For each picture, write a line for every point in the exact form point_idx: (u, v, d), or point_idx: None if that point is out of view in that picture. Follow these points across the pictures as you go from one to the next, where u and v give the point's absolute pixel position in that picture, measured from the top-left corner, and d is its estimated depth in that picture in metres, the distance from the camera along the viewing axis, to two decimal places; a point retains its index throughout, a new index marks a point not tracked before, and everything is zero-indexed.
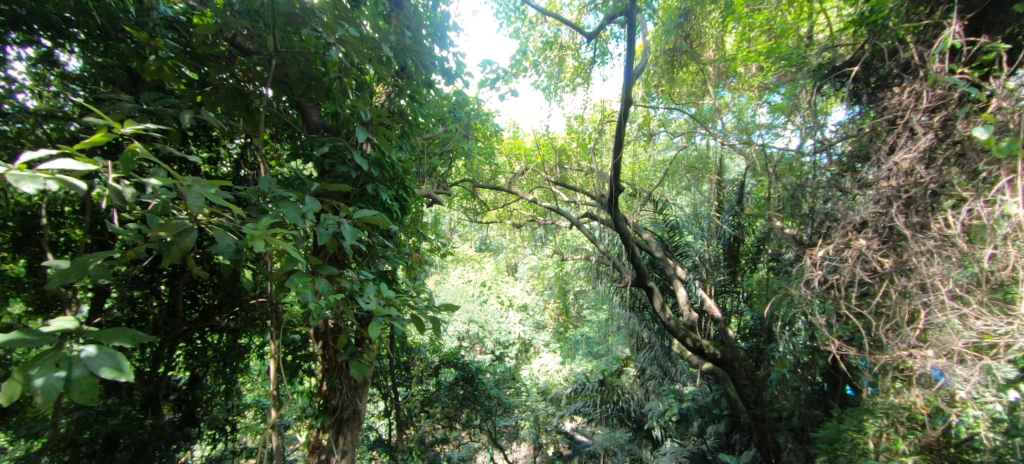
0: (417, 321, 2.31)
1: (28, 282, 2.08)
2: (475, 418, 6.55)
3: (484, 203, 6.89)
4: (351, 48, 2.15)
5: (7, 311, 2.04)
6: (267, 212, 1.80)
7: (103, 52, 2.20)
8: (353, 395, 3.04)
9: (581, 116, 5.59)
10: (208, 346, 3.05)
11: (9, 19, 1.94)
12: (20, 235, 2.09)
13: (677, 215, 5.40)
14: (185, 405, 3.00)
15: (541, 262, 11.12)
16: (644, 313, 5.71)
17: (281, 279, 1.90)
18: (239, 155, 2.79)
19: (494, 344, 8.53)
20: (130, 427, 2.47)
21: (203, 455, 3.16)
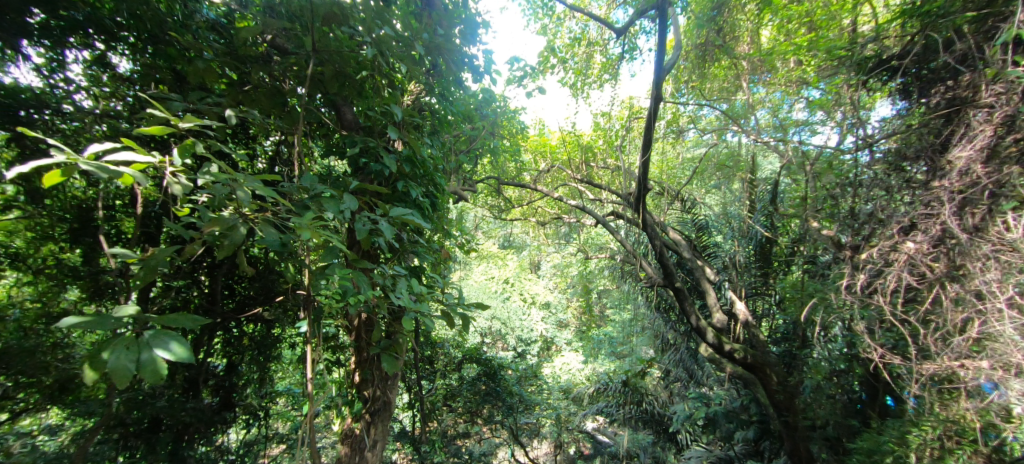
0: (446, 316, 2.34)
1: (84, 273, 2.22)
2: (497, 414, 6.59)
3: (508, 200, 6.93)
4: (384, 46, 2.20)
5: (64, 298, 2.20)
6: (307, 207, 1.83)
7: (153, 53, 2.28)
8: (383, 387, 3.09)
9: (608, 113, 5.47)
10: (244, 335, 3.15)
11: (68, 24, 2.04)
12: (77, 226, 2.21)
13: (706, 214, 5.27)
14: (222, 390, 3.10)
15: (564, 259, 11.03)
16: (671, 314, 5.63)
17: (318, 272, 1.95)
18: (274, 151, 2.85)
19: (516, 340, 8.58)
20: (173, 409, 2.59)
21: (238, 440, 3.26)
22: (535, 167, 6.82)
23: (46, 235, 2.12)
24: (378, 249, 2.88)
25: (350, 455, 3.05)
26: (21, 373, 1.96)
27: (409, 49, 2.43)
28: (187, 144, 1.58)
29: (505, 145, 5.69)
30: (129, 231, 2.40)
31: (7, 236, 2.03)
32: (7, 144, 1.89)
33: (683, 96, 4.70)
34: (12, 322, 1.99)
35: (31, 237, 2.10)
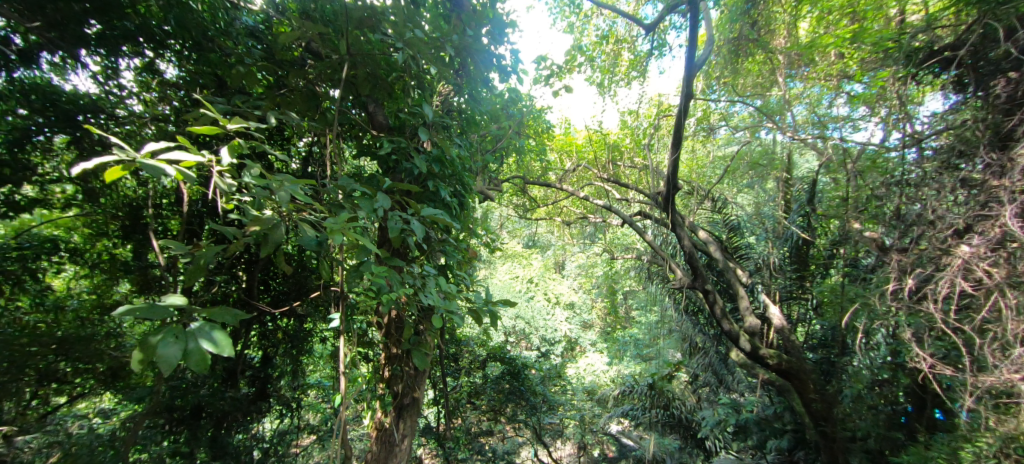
0: (475, 314, 2.36)
1: (132, 266, 2.67)
2: (520, 414, 6.55)
3: (534, 200, 6.90)
4: (414, 49, 2.22)
5: (116, 289, 2.65)
6: (342, 208, 1.88)
7: (196, 58, 2.44)
8: (412, 384, 3.33)
9: (636, 111, 5.39)
10: (277, 328, 3.29)
11: (121, 33, 2.25)
12: (129, 223, 2.64)
13: (738, 215, 5.10)
14: (258, 380, 3.27)
15: (589, 259, 10.89)
16: (699, 317, 5.50)
17: (351, 271, 2.00)
18: (308, 152, 2.92)
19: (540, 340, 8.52)
20: (212, 398, 2.86)
21: (272, 429, 3.38)
22: (561, 166, 6.76)
23: (99, 232, 2.58)
24: (408, 247, 2.92)
25: (381, 447, 3.29)
26: (80, 358, 2.32)
27: (438, 50, 2.42)
28: (234, 146, 1.68)
29: (530, 144, 5.66)
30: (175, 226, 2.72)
31: (68, 232, 2.52)
32: (68, 147, 2.27)
33: (714, 92, 4.57)
34: (71, 312, 2.44)
35: (88, 234, 2.58)
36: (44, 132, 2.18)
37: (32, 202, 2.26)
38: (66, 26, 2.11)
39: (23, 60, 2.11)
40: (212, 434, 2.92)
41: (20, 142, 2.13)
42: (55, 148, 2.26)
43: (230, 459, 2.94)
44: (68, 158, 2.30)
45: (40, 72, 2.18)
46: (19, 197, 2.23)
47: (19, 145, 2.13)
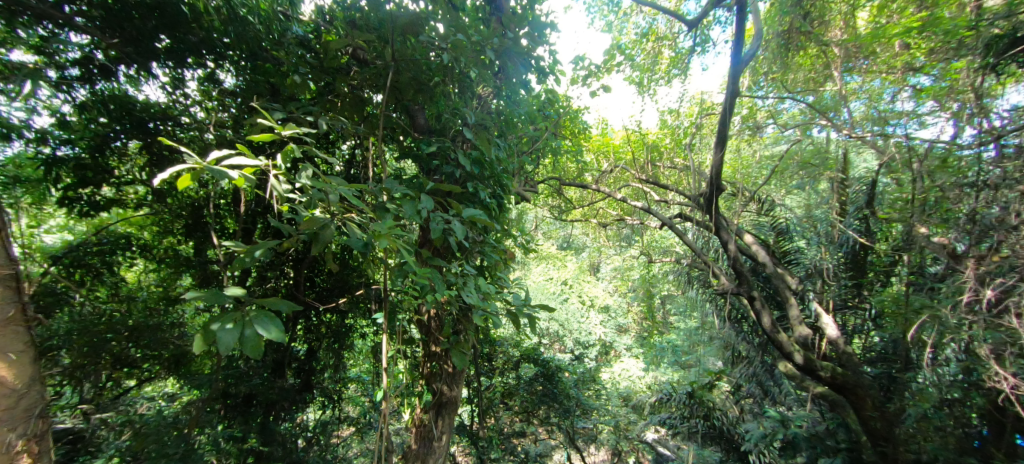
0: (515, 315, 2.38)
1: (192, 260, 3.41)
2: (553, 416, 6.47)
3: (569, 201, 6.82)
4: (460, 52, 2.39)
5: (179, 282, 3.45)
6: (387, 211, 2.01)
7: (252, 68, 2.98)
8: (451, 383, 3.52)
9: (676, 110, 5.18)
10: (321, 323, 3.90)
11: (188, 46, 2.82)
12: (190, 223, 3.40)
13: (786, 218, 4.83)
14: (303, 373, 3.89)
15: (625, 262, 10.66)
16: (742, 324, 5.30)
17: (397, 270, 2.19)
18: (351, 156, 3.13)
19: (574, 343, 8.41)
20: (263, 388, 3.37)
21: (315, 419, 3.93)
22: (597, 167, 6.65)
23: (167, 230, 3.41)
24: (449, 248, 3.03)
25: (420, 442, 3.56)
26: (148, 346, 3.10)
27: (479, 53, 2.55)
28: (289, 149, 1.99)
29: (567, 145, 5.61)
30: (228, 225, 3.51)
31: (139, 229, 3.41)
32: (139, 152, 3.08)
33: (761, 89, 4.46)
34: (143, 300, 3.27)
35: (157, 232, 3.44)
36: (120, 137, 2.97)
37: (108, 201, 3.16)
38: (143, 44, 2.72)
39: (105, 75, 2.82)
40: (263, 420, 3.38)
41: (100, 147, 2.94)
42: (129, 152, 3.08)
43: (277, 445, 3.35)
44: (138, 162, 3.12)
45: (117, 84, 2.90)
46: (101, 197, 3.13)
47: (99, 150, 2.96)
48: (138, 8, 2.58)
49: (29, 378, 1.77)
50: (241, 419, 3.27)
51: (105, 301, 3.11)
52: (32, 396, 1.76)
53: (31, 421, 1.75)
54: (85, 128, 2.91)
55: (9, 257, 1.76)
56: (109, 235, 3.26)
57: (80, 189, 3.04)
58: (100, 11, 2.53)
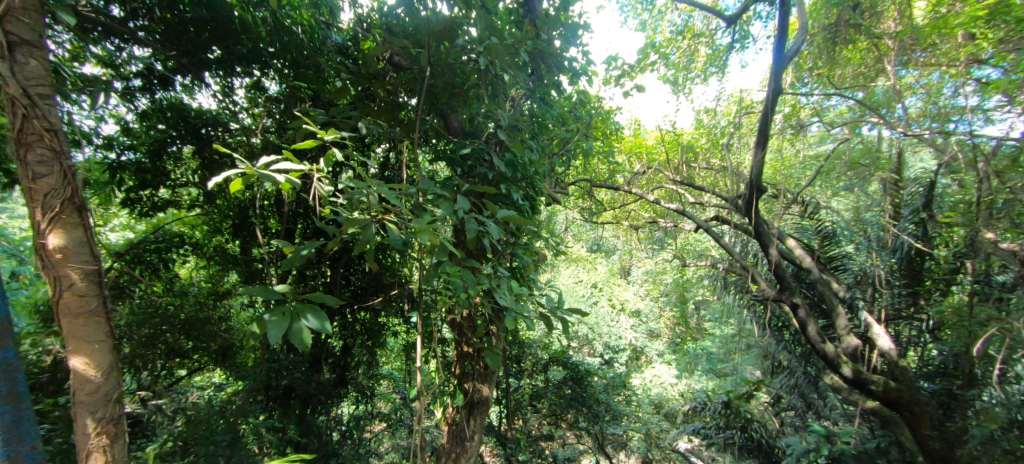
0: (548, 317, 2.48)
1: (239, 258, 3.59)
2: (582, 421, 6.33)
3: (600, 203, 6.72)
4: (493, 54, 2.43)
5: (226, 279, 3.62)
6: (425, 210, 2.20)
7: (294, 76, 3.24)
8: (486, 383, 3.61)
9: (712, 110, 4.94)
10: (356, 321, 3.96)
11: (238, 57, 3.06)
12: (237, 222, 3.57)
13: (833, 221, 4.60)
14: (338, 368, 4.03)
15: (657, 265, 10.42)
16: (784, 332, 5.07)
17: (432, 270, 2.31)
18: (386, 159, 3.24)
19: (603, 347, 8.27)
20: (302, 381, 3.55)
21: (349, 414, 4.06)
22: (629, 168, 6.51)
23: (217, 229, 3.58)
24: (482, 250, 3.05)
25: (453, 441, 3.61)
26: (198, 337, 3.27)
27: (514, 56, 2.66)
28: (329, 155, 2.26)
29: (599, 146, 5.50)
30: (273, 225, 3.64)
31: (191, 230, 3.54)
32: (192, 156, 3.29)
33: (805, 85, 4.22)
34: (195, 295, 3.43)
35: (207, 232, 3.58)
36: (176, 142, 3.19)
37: (164, 202, 3.37)
38: (196, 54, 2.96)
39: (164, 85, 3.02)
40: (301, 413, 3.57)
41: (158, 152, 3.16)
42: (183, 157, 3.30)
43: (314, 437, 3.54)
44: (192, 166, 3.34)
45: (174, 93, 3.08)
46: (158, 198, 3.34)
47: (157, 156, 3.18)
48: (194, 21, 2.83)
49: (108, 368, 1.71)
50: (282, 411, 3.45)
51: (162, 294, 3.24)
52: (112, 387, 1.70)
53: (109, 410, 1.70)
54: (145, 135, 3.09)
55: (91, 247, 1.70)
56: (165, 233, 3.41)
57: (140, 191, 3.25)
58: (160, 24, 2.78)
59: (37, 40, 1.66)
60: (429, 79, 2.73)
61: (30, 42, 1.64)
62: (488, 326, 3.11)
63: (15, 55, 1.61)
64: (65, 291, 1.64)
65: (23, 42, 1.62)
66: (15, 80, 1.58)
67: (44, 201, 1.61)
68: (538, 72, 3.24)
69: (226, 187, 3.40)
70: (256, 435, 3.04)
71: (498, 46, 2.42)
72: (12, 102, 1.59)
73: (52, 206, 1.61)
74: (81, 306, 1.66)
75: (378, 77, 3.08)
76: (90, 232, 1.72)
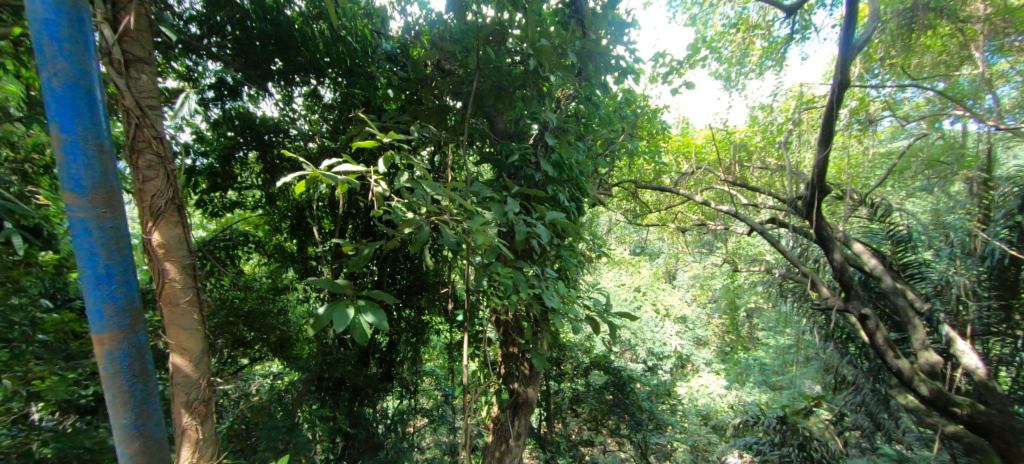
0: (596, 321, 2.43)
1: (297, 256, 3.73)
2: (624, 428, 6.13)
3: (645, 204, 6.52)
4: (543, 57, 2.46)
5: (285, 275, 3.74)
6: (478, 212, 2.21)
7: (347, 84, 3.33)
8: (530, 385, 3.59)
9: (768, 106, 4.59)
10: (402, 319, 3.94)
11: (298, 67, 3.21)
12: (295, 222, 3.67)
13: (907, 225, 4.23)
14: (385, 363, 4.05)
15: (706, 269, 10.01)
16: (848, 346, 4.68)
17: (483, 270, 2.33)
18: (431, 160, 3.28)
19: (646, 353, 8.01)
20: (353, 374, 3.65)
21: (393, 408, 4.11)
22: (676, 169, 6.27)
23: (277, 229, 3.67)
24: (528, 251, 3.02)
25: (496, 440, 3.66)
26: (260, 329, 3.34)
27: (563, 57, 2.64)
28: (387, 155, 2.44)
29: (644, 146, 5.30)
30: (328, 226, 3.73)
31: (254, 229, 3.68)
32: (256, 161, 3.46)
33: (875, 76, 3.91)
34: (257, 290, 3.52)
35: (269, 231, 3.69)
36: (243, 149, 3.35)
37: (232, 203, 3.55)
38: (261, 67, 3.12)
39: (233, 95, 3.17)
40: (349, 404, 3.70)
41: (227, 158, 3.33)
42: (248, 162, 3.48)
43: (362, 428, 3.71)
44: (256, 170, 3.51)
45: (241, 103, 3.23)
46: (226, 199, 3.52)
47: (226, 161, 3.35)
48: (260, 36, 2.96)
49: (199, 356, 1.76)
50: (332, 402, 3.60)
51: (230, 288, 3.35)
52: (202, 372, 1.74)
53: (200, 392, 1.74)
54: (216, 141, 3.26)
55: (190, 246, 1.75)
56: (231, 232, 3.47)
57: (211, 194, 3.42)
58: (231, 40, 2.95)
59: (149, 56, 1.71)
60: (478, 83, 2.76)
61: (143, 58, 1.69)
62: (533, 329, 3.06)
63: (130, 71, 1.66)
64: (167, 283, 1.70)
65: (137, 59, 1.67)
66: (130, 94, 1.64)
67: (151, 202, 1.68)
68: (586, 75, 3.25)
69: (288, 188, 3.54)
70: (310, 423, 3.31)
71: (547, 47, 2.40)
72: (126, 113, 1.65)
73: (157, 206, 1.68)
74: (178, 296, 1.71)
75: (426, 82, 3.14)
76: (188, 230, 1.77)
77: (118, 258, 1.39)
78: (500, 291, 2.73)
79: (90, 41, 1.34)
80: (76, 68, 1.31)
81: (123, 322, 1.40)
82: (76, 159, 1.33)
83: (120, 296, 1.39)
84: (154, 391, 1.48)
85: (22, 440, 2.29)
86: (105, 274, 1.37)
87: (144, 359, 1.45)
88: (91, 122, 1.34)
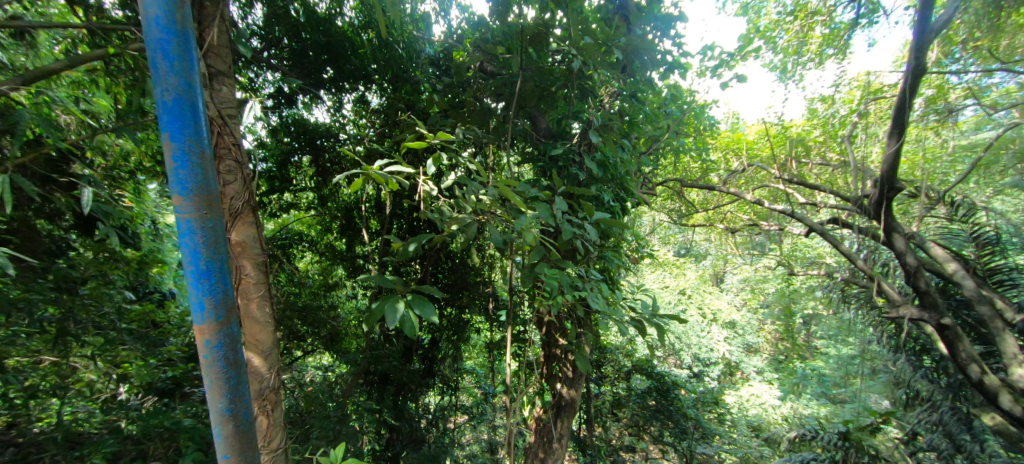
0: (645, 323, 2.31)
1: (346, 255, 3.72)
2: (668, 435, 5.87)
3: (690, 204, 6.25)
4: (587, 54, 2.37)
5: (336, 273, 3.74)
6: (523, 212, 2.16)
7: (393, 90, 3.33)
8: (575, 386, 3.47)
9: (829, 97, 4.25)
10: (444, 317, 3.92)
11: (348, 74, 3.24)
12: (344, 222, 3.71)
13: (994, 225, 3.82)
14: (427, 359, 4.02)
15: (758, 273, 9.48)
16: (922, 358, 4.38)
17: (528, 270, 2.25)
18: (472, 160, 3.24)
19: (692, 359, 7.67)
20: (398, 369, 3.64)
21: (435, 403, 4.10)
22: (725, 166, 5.96)
23: (327, 228, 3.72)
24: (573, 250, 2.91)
25: (538, 441, 3.57)
26: (312, 323, 3.44)
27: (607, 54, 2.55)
28: (435, 155, 2.43)
29: (691, 143, 5.06)
30: (375, 225, 3.73)
31: (308, 228, 3.75)
32: (310, 164, 3.51)
33: (954, 63, 3.57)
34: (309, 286, 3.59)
35: (321, 230, 3.76)
36: (298, 153, 3.44)
37: (288, 204, 3.60)
38: (314, 76, 3.19)
39: (289, 103, 3.27)
40: (394, 398, 3.72)
41: (283, 163, 3.43)
42: (303, 166, 3.53)
43: (405, 422, 3.72)
44: (309, 173, 3.55)
45: (297, 110, 3.32)
46: (284, 201, 3.59)
47: (283, 165, 3.44)
48: (314, 47, 3.04)
49: (270, 347, 1.81)
50: (378, 395, 3.61)
51: (286, 283, 3.43)
52: (272, 362, 1.80)
53: (272, 381, 1.80)
54: (276, 146, 3.37)
55: (263, 244, 1.83)
56: (287, 232, 3.66)
57: (270, 195, 3.48)
58: (288, 53, 3.03)
59: (229, 70, 1.81)
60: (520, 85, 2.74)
61: (224, 72, 1.79)
62: (577, 330, 2.95)
63: (213, 84, 1.75)
64: (242, 278, 1.76)
65: (220, 73, 1.77)
66: (213, 104, 1.72)
67: (229, 203, 1.75)
68: (630, 73, 3.15)
69: (338, 189, 3.62)
70: (358, 414, 3.38)
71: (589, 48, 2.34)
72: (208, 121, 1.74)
73: (235, 206, 1.75)
74: (253, 290, 1.78)
75: (468, 85, 3.14)
76: (261, 230, 1.84)
77: (218, 255, 1.35)
78: (544, 292, 2.63)
79: (193, 46, 1.32)
80: (182, 74, 1.29)
81: (219, 314, 1.35)
82: (182, 161, 1.30)
83: (218, 289, 1.35)
84: (245, 378, 1.42)
85: (112, 417, 2.66)
86: (206, 270, 1.33)
87: (237, 349, 1.39)
88: (196, 132, 1.31)
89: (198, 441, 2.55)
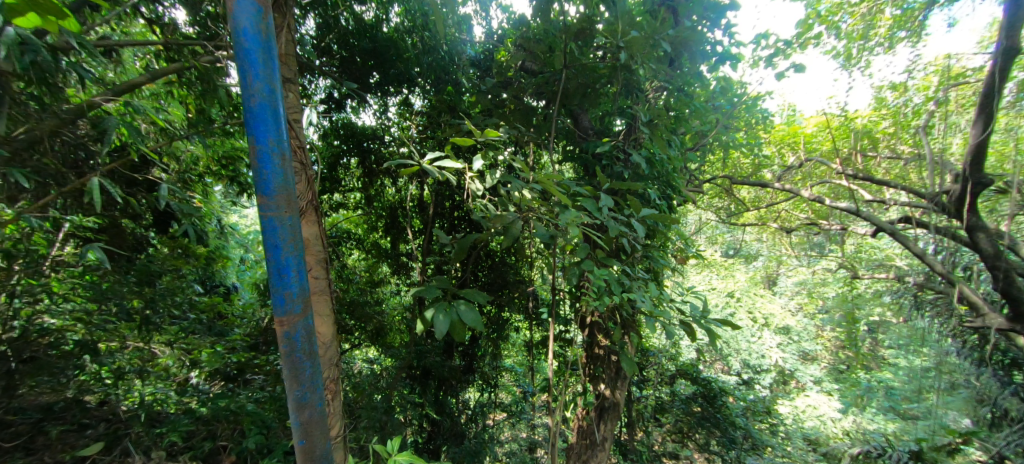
0: (698, 325, 2.15)
1: (390, 253, 3.71)
2: (715, 444, 5.54)
3: (740, 201, 5.90)
4: (635, 47, 2.24)
5: (382, 271, 3.74)
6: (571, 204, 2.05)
7: (434, 92, 3.28)
8: (618, 389, 3.32)
9: (899, 85, 3.87)
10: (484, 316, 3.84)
11: (392, 78, 3.24)
12: (388, 220, 3.71)
13: None
14: (467, 356, 3.96)
15: (814, 276, 8.89)
16: (1013, 375, 4.01)
17: (574, 266, 2.14)
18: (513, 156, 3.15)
19: (741, 365, 7.26)
20: (440, 364, 3.61)
21: (474, 400, 4.04)
22: (779, 162, 5.59)
23: (373, 227, 3.72)
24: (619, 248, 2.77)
25: (581, 443, 3.45)
26: (360, 317, 3.47)
27: (655, 45, 2.41)
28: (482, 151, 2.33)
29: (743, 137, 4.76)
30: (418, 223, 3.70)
31: (354, 226, 3.78)
32: (356, 166, 3.54)
33: None
34: (357, 283, 3.61)
35: (367, 229, 3.78)
36: (346, 156, 3.51)
37: (335, 203, 3.65)
38: (361, 80, 3.22)
39: (338, 108, 3.36)
40: (434, 393, 3.71)
41: (333, 165, 3.49)
42: (352, 167, 3.57)
43: (446, 416, 3.72)
44: (357, 174, 3.58)
45: (347, 114, 3.39)
46: (332, 200, 3.64)
47: (332, 166, 3.49)
48: (360, 53, 3.09)
49: (330, 339, 1.80)
50: (421, 389, 3.63)
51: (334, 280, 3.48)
52: (332, 354, 1.79)
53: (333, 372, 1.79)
54: (327, 148, 3.44)
55: (324, 241, 1.81)
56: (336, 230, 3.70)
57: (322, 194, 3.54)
58: (337, 60, 3.11)
59: (295, 76, 1.80)
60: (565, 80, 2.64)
61: (291, 79, 1.78)
62: (621, 331, 2.81)
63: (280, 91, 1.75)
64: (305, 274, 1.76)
65: (287, 80, 1.76)
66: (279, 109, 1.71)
67: None
68: (678, 65, 2.97)
69: (383, 187, 3.63)
70: (403, 407, 3.36)
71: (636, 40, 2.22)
72: None
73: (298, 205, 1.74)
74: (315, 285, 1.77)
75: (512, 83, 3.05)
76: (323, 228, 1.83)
77: (297, 252, 1.33)
78: (589, 290, 2.51)
79: (276, 52, 1.30)
80: (265, 77, 1.27)
81: (297, 307, 1.32)
82: (266, 162, 1.28)
83: (297, 284, 1.33)
84: (320, 369, 1.40)
85: (184, 399, 2.75)
86: (286, 265, 1.31)
87: (313, 341, 1.38)
88: (277, 134, 1.28)
89: (260, 425, 2.60)
